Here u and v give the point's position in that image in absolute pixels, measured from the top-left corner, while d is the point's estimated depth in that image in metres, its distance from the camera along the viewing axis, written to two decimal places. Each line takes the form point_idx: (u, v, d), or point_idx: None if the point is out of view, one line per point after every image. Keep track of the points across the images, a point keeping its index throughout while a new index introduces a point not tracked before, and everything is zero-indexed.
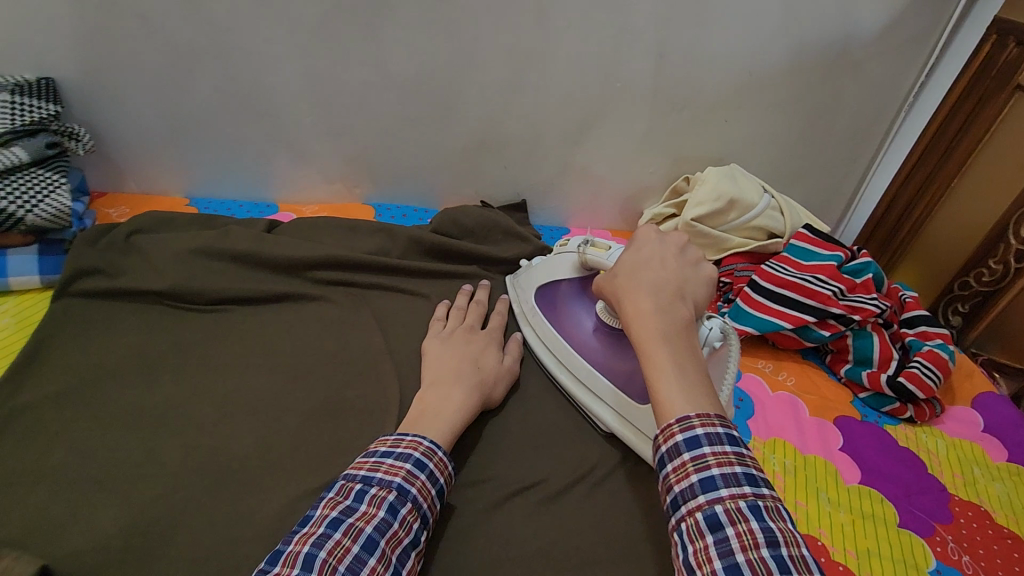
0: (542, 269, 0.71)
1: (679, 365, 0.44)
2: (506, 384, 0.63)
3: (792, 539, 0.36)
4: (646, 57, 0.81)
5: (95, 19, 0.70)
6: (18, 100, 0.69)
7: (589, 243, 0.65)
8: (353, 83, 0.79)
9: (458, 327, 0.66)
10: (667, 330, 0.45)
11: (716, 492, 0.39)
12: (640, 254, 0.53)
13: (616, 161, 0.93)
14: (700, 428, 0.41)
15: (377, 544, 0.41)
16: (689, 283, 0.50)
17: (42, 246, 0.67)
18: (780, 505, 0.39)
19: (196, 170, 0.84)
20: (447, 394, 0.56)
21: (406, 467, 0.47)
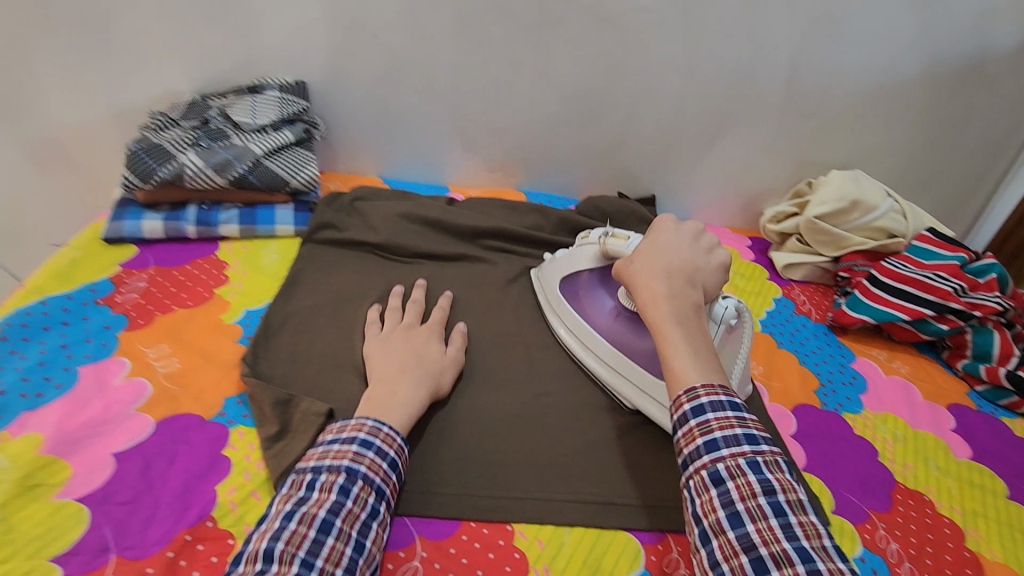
0: (564, 262, 0.79)
1: (693, 346, 0.55)
2: (451, 373, 0.67)
3: (787, 486, 0.46)
4: (782, 69, 0.92)
5: (342, 35, 0.92)
6: (285, 96, 0.91)
7: (609, 234, 0.73)
8: (526, 88, 0.96)
9: (398, 328, 0.70)
10: (685, 316, 0.56)
11: (718, 452, 0.48)
12: (660, 244, 0.63)
13: (742, 162, 1.03)
14: (704, 397, 0.51)
15: (332, 526, 0.47)
16: (704, 272, 0.61)
17: (297, 205, 0.88)
18: (776, 459, 0.48)
19: (390, 155, 1.05)
20: (396, 390, 0.60)
21: (352, 449, 0.52)
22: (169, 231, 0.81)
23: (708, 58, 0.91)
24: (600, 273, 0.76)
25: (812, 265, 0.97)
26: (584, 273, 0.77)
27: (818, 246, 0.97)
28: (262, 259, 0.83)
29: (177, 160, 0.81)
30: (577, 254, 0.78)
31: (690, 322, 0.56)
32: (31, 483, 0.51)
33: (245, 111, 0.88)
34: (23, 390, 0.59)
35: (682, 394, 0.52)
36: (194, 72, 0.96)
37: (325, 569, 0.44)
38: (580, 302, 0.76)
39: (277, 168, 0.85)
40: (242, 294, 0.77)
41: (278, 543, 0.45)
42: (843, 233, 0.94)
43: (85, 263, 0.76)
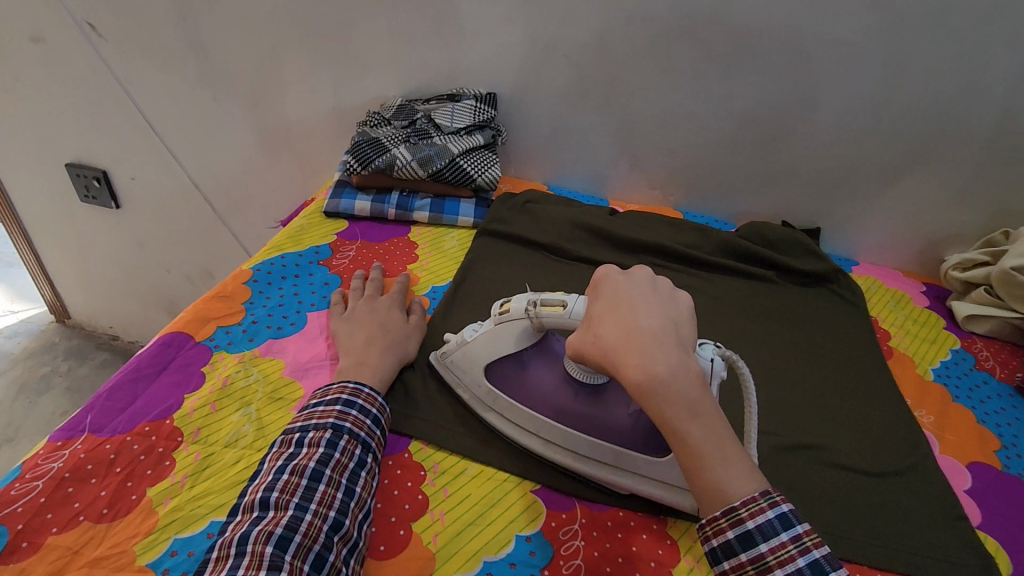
0: (482, 345, 0.65)
1: (707, 438, 0.46)
2: (417, 338, 0.72)
3: (840, 569, 0.43)
4: (989, 110, 0.87)
5: (537, 56, 1.02)
6: (479, 105, 1.03)
7: (539, 304, 0.60)
8: (701, 113, 1.00)
9: (361, 302, 0.74)
10: (682, 405, 0.47)
11: (757, 549, 0.44)
12: (626, 309, 0.53)
13: (927, 204, 0.98)
14: (750, 521, 0.44)
15: (322, 474, 0.52)
16: (677, 328, 0.52)
17: (477, 202, 0.99)
18: (816, 531, 0.44)
19: (559, 166, 1.14)
20: (366, 362, 0.65)
21: (336, 408, 0.58)
22: (374, 211, 0.95)
23: (903, 94, 0.89)
24: (530, 348, 0.65)
25: (1001, 320, 0.89)
26: (509, 356, 0.64)
27: (1012, 301, 0.88)
28: (444, 244, 0.94)
29: (390, 152, 0.95)
30: (499, 332, 0.64)
31: (693, 407, 0.47)
32: (276, 396, 0.64)
33: (446, 115, 1.02)
34: (269, 322, 0.73)
35: (720, 516, 0.45)
36: (406, 81, 1.12)
37: (320, 511, 0.50)
38: (517, 385, 0.64)
39: (467, 167, 0.96)
40: (428, 271, 0.88)
41: (273, 491, 0.51)
42: None
43: (310, 231, 0.92)
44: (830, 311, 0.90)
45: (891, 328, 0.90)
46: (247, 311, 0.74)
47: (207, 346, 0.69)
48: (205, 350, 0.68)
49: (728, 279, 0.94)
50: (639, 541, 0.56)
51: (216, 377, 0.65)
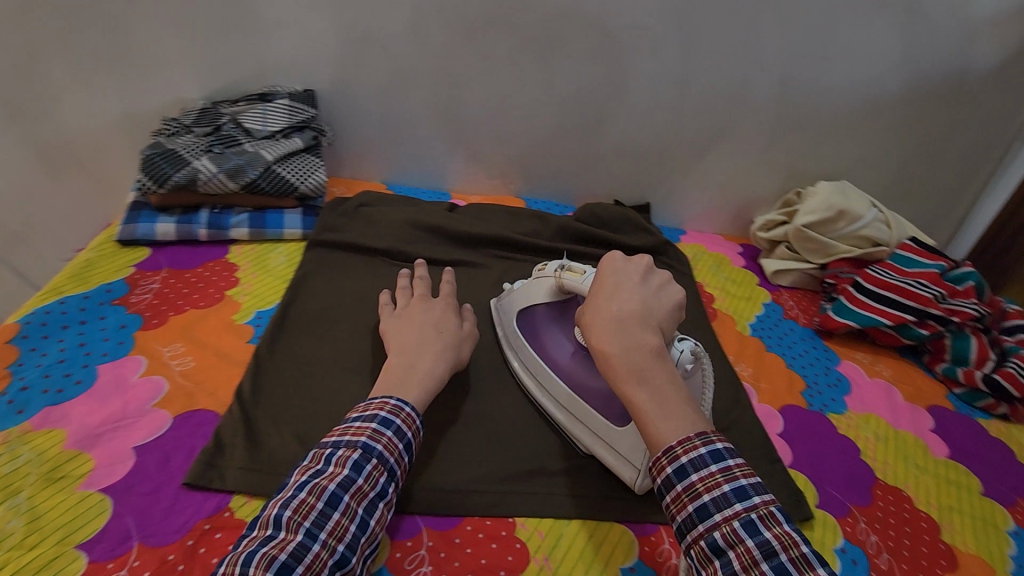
0: (523, 294, 0.74)
1: (654, 404, 0.47)
2: (470, 344, 0.71)
3: (788, 543, 0.41)
4: (772, 84, 0.98)
5: (352, 48, 0.96)
6: (294, 105, 0.95)
7: (566, 268, 0.67)
8: (527, 100, 1.00)
9: (414, 301, 0.73)
10: (628, 371, 0.48)
11: (711, 518, 0.44)
12: (602, 289, 0.54)
13: (734, 172, 1.09)
14: (684, 456, 0.46)
15: (341, 499, 0.49)
16: (651, 311, 0.52)
17: (304, 210, 0.91)
18: (773, 510, 0.44)
19: (395, 163, 1.09)
20: (414, 365, 0.62)
21: (373, 425, 0.54)
22: (181, 233, 0.84)
23: (702, 74, 0.96)
24: (558, 304, 0.72)
25: (801, 272, 1.01)
26: (542, 307, 0.72)
27: (806, 254, 1.01)
28: (269, 262, 0.86)
29: (191, 164, 0.84)
30: (535, 285, 0.72)
31: (642, 376, 0.48)
32: (58, 475, 0.54)
33: (256, 118, 0.92)
34: (46, 385, 0.62)
35: (663, 454, 0.47)
36: (207, 81, 0.99)
37: (329, 542, 0.47)
38: (536, 337, 0.71)
39: (286, 174, 0.88)
40: (251, 295, 0.79)
41: (260, 550, 0.45)
42: (829, 241, 0.98)
43: (100, 265, 0.79)
44: None
45: (714, 291, 0.99)
46: (15, 375, 0.62)
47: None
48: None
49: (570, 263, 0.96)
50: (489, 553, 0.56)
51: None
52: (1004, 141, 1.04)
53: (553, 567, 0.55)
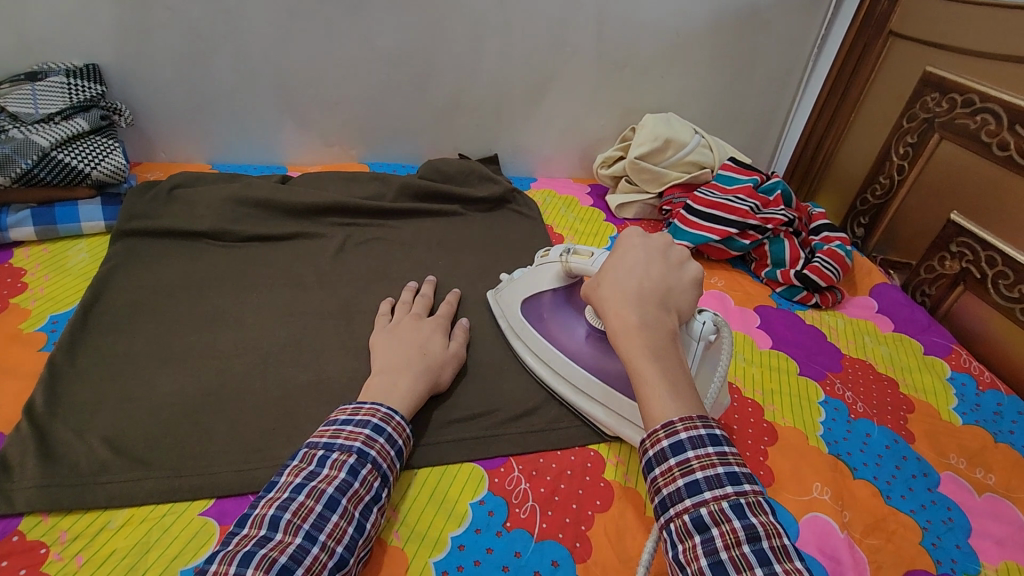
0: (525, 283, 0.73)
1: (662, 378, 0.47)
2: (452, 368, 0.66)
3: (773, 531, 0.41)
4: (589, 23, 1.00)
5: (132, 13, 0.85)
6: (74, 82, 0.84)
7: (571, 251, 0.66)
8: (347, 58, 0.95)
9: (410, 317, 0.70)
10: (649, 345, 0.48)
11: (700, 496, 0.43)
12: (624, 268, 0.55)
13: (572, 115, 1.11)
14: (683, 432, 0.45)
15: (339, 503, 0.47)
16: (670, 292, 0.53)
17: (104, 199, 0.81)
18: (761, 500, 0.43)
19: (217, 139, 1.00)
20: (399, 382, 0.59)
21: (365, 431, 0.52)
22: None
23: (520, 17, 0.97)
24: (564, 290, 0.71)
25: (642, 203, 1.07)
26: (547, 294, 0.71)
27: (644, 185, 1.07)
28: (67, 260, 0.76)
29: None
30: (540, 273, 0.72)
31: (657, 350, 0.48)
32: None
33: (24, 99, 0.80)
34: None
35: (659, 427, 0.46)
36: None
37: (328, 544, 0.45)
38: (543, 325, 0.70)
39: (72, 160, 0.78)
40: (43, 299, 0.70)
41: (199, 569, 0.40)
42: (661, 170, 1.04)
43: None
44: (512, 228, 0.98)
45: (563, 231, 1.02)
46: None
47: None
48: None
49: (417, 221, 0.94)
50: None
51: None
52: (800, 63, 1.15)
53: (402, 516, 0.55)
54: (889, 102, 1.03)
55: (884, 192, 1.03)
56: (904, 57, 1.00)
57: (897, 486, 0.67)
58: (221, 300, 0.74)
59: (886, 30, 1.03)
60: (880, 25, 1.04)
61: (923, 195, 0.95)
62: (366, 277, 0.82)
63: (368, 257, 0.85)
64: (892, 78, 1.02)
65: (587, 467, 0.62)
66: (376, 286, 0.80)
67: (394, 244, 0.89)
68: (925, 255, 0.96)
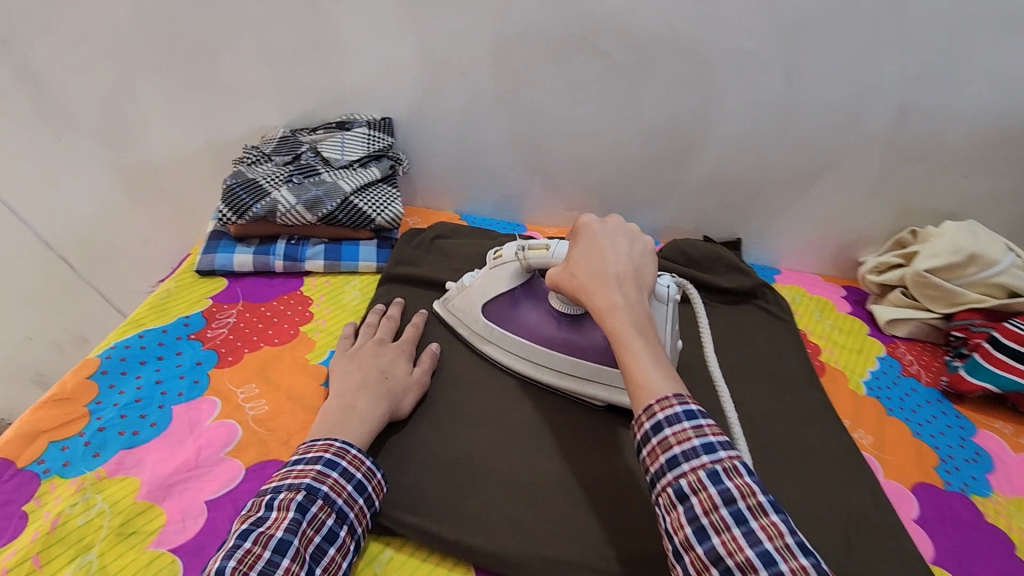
0: (479, 288, 0.74)
1: (646, 349, 0.53)
2: (414, 393, 0.68)
3: (748, 491, 0.45)
4: (888, 113, 0.88)
5: (430, 76, 0.93)
6: (373, 133, 0.93)
7: (527, 247, 0.69)
8: (611, 129, 0.95)
9: (369, 342, 0.71)
10: (630, 322, 0.55)
11: (679, 468, 0.48)
12: (593, 248, 0.61)
13: (839, 208, 0.98)
14: (660, 414, 0.49)
15: (288, 545, 0.47)
16: (636, 272, 0.60)
17: (379, 242, 0.88)
18: (739, 464, 0.47)
19: (470, 193, 1.06)
20: (356, 405, 0.61)
21: (317, 468, 0.53)
22: (258, 264, 0.83)
23: (807, 102, 0.88)
24: (521, 287, 0.73)
25: (920, 321, 0.90)
26: (502, 294, 0.73)
27: (928, 302, 0.90)
28: (344, 296, 0.82)
29: (271, 196, 0.82)
30: (494, 276, 0.73)
31: (639, 327, 0.54)
32: (128, 530, 0.51)
33: (335, 147, 0.90)
34: (123, 426, 0.60)
35: (644, 413, 0.51)
36: (288, 109, 1.00)
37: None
38: (510, 320, 0.73)
39: (363, 206, 0.85)
40: (326, 332, 0.76)
41: None
42: (956, 289, 0.87)
43: (179, 296, 0.78)
44: (758, 329, 0.88)
45: (820, 340, 0.90)
46: (95, 414, 0.61)
47: (35, 474, 0.55)
48: (32, 479, 0.54)
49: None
50: None
51: (44, 518, 0.51)
52: None
53: None
54: None
55: None
56: None
57: None
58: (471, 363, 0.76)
59: None
60: None
61: None
62: None
63: None
64: None
65: None
66: None
67: None
68: None
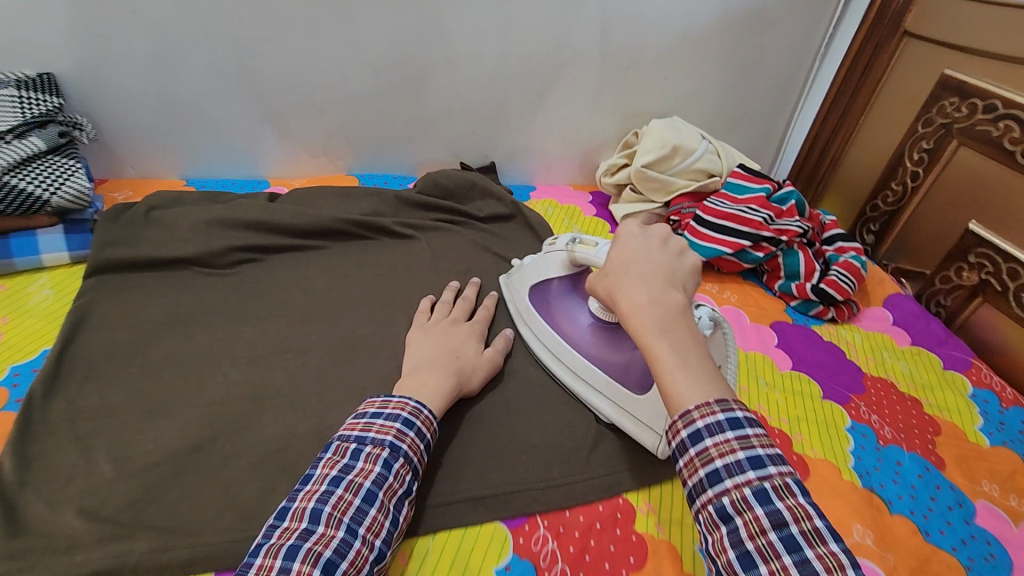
0: (534, 269, 0.75)
1: (675, 354, 0.43)
2: (485, 373, 0.67)
3: (803, 514, 0.38)
4: (592, 24, 0.93)
5: (89, 15, 0.76)
6: (24, 94, 0.75)
7: (577, 241, 0.68)
8: (332, 62, 0.88)
9: (443, 320, 0.71)
10: (654, 323, 0.44)
11: (722, 485, 0.40)
12: (626, 249, 0.52)
13: (573, 120, 1.05)
14: (700, 420, 0.41)
15: (376, 496, 0.48)
16: (676, 269, 0.49)
17: (67, 226, 0.74)
18: (790, 481, 0.39)
19: (191, 153, 0.92)
20: (429, 380, 0.60)
21: (396, 426, 0.53)
22: None
23: (521, 17, 0.90)
24: (570, 278, 0.72)
25: (648, 212, 1.02)
26: (557, 279, 0.73)
27: (649, 194, 1.02)
28: (28, 299, 0.68)
29: None
30: (548, 260, 0.74)
31: (666, 326, 0.44)
32: None
33: None
34: None
35: (678, 418, 0.42)
36: None
37: (368, 538, 0.45)
38: (549, 311, 0.73)
39: (28, 185, 0.71)
40: (3, 347, 0.62)
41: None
42: (669, 179, 1.00)
43: None
44: (516, 243, 0.91)
45: None
46: None
47: None
48: None
49: (428, 233, 0.89)
50: None
51: None
52: (806, 62, 1.08)
53: None
54: (904, 108, 0.99)
55: (898, 199, 1.00)
56: (920, 61, 0.96)
57: (933, 521, 0.64)
58: (206, 340, 0.67)
59: (901, 29, 0.97)
60: (894, 24, 0.98)
61: (939, 205, 0.93)
62: (366, 305, 0.76)
63: (367, 283, 0.79)
64: (906, 84, 0.99)
65: (617, 517, 0.58)
66: (376, 315, 0.74)
67: (396, 263, 0.83)
68: (940, 265, 0.93)
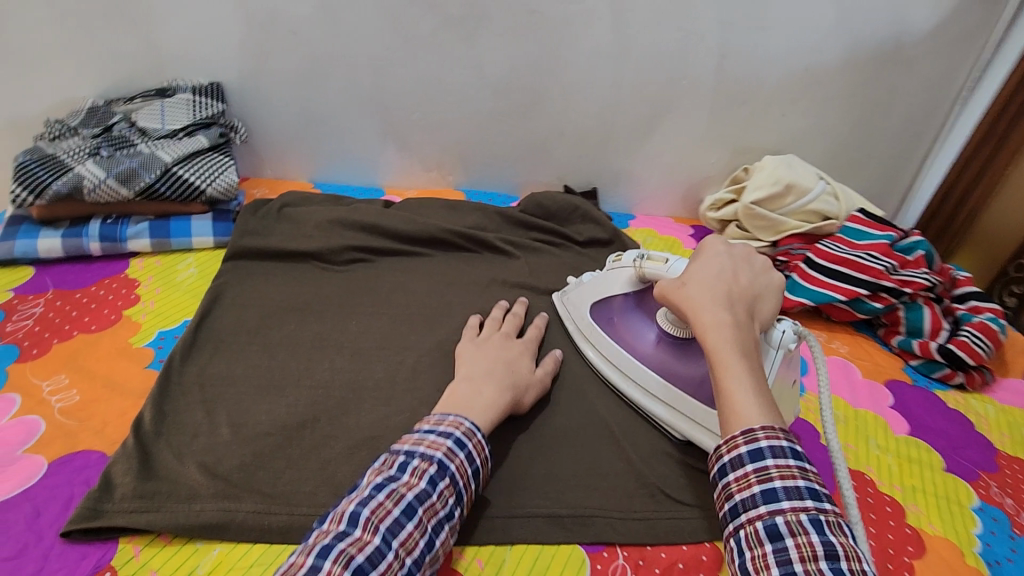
0: (594, 287, 0.73)
1: (749, 378, 0.47)
2: (535, 393, 0.64)
3: (852, 555, 0.38)
4: (710, 57, 0.93)
5: (256, 34, 0.88)
6: (198, 99, 0.87)
7: (645, 256, 0.65)
8: (454, 83, 0.94)
9: (496, 337, 0.68)
10: (735, 346, 0.48)
11: (778, 505, 0.42)
12: (709, 266, 0.55)
13: (680, 151, 1.04)
14: (763, 440, 0.44)
15: (416, 511, 0.46)
16: (756, 296, 0.54)
17: (215, 214, 0.84)
18: (842, 522, 0.40)
19: (321, 159, 1.01)
20: (479, 394, 0.58)
21: (447, 443, 0.51)
22: (71, 248, 0.78)
23: (638, 47, 0.91)
24: (634, 295, 0.69)
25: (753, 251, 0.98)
26: (617, 297, 0.70)
27: (756, 232, 0.98)
28: (177, 275, 0.78)
29: (75, 171, 0.77)
30: (608, 278, 0.71)
31: (744, 351, 0.48)
32: None
33: (153, 115, 0.85)
34: None
35: (739, 434, 0.45)
36: (100, 78, 0.91)
37: (401, 554, 0.44)
38: (611, 326, 0.70)
39: (189, 176, 0.81)
40: (153, 313, 0.71)
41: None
42: (779, 218, 0.95)
43: None
44: None
45: None
46: None
47: None
48: None
49: (528, 253, 0.90)
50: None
51: None
52: (942, 105, 0.99)
53: None
54: None
55: None
56: None
57: None
58: (317, 328, 0.73)
59: None
60: None
61: None
62: (463, 312, 0.78)
63: (465, 292, 0.82)
64: None
65: (702, 561, 0.55)
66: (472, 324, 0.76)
67: (494, 275, 0.85)
68: None
